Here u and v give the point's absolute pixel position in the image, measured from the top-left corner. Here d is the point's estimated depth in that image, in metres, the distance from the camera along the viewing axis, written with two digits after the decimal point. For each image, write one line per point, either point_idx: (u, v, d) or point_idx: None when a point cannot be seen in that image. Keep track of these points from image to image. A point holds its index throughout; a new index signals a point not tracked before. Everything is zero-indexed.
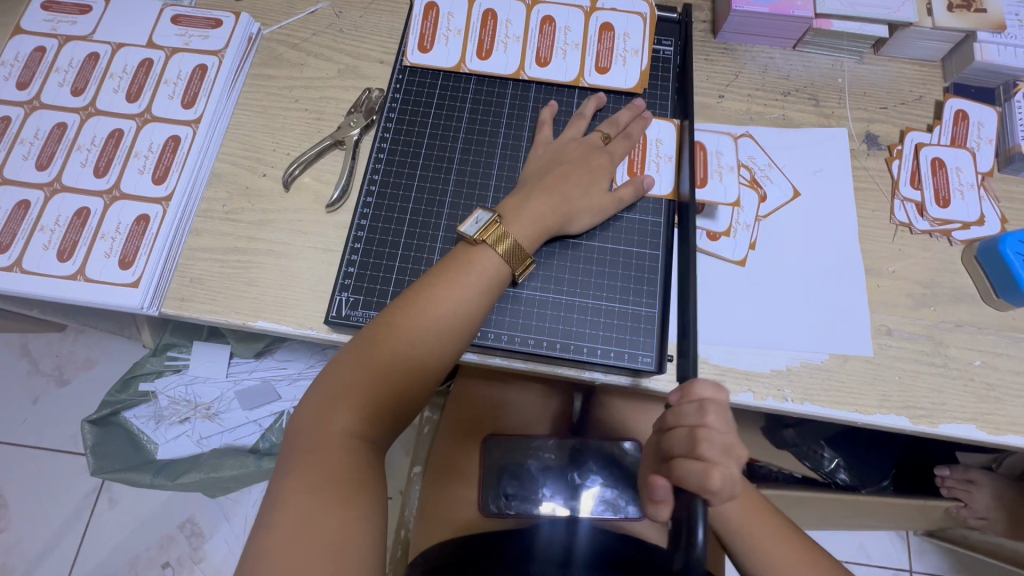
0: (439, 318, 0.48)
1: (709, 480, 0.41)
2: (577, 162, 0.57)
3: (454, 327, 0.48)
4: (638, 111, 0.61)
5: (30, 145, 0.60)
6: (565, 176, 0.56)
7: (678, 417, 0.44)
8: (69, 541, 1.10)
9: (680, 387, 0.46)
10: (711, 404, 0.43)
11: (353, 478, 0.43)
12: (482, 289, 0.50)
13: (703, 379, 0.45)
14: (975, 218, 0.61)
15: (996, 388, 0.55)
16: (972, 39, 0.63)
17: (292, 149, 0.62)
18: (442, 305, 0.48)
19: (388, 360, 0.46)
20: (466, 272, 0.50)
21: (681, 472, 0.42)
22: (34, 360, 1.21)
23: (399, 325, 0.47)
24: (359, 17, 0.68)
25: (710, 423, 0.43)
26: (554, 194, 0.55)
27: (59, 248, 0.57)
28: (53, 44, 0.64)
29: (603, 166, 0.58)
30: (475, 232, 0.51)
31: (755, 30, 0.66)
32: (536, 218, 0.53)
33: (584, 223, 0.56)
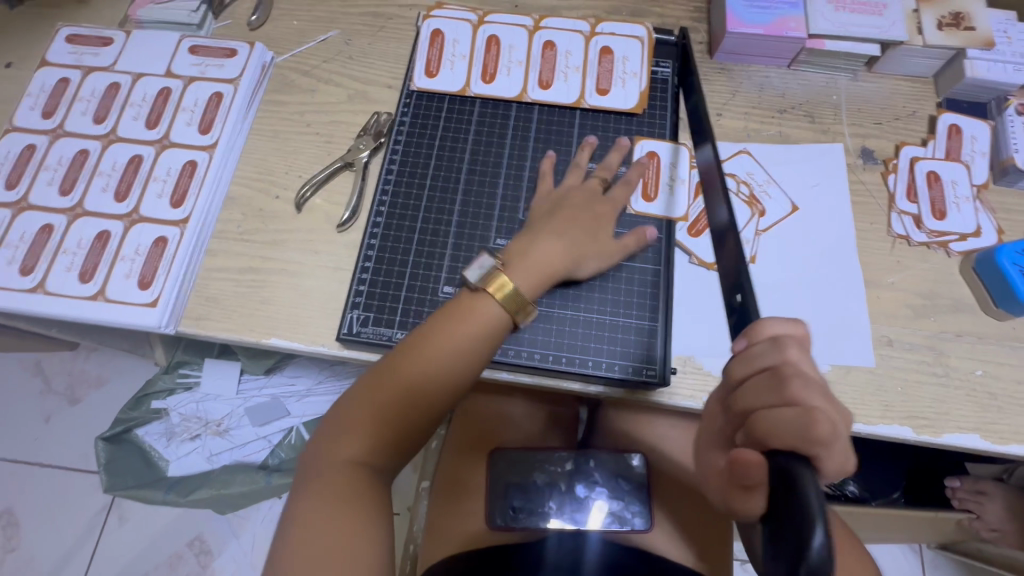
0: (456, 350, 0.49)
1: (815, 424, 0.34)
2: (580, 205, 0.58)
3: (468, 358, 0.49)
4: (626, 151, 0.63)
5: (54, 172, 0.63)
6: (573, 219, 0.57)
7: (749, 361, 0.39)
8: (80, 560, 1.11)
9: (745, 333, 0.40)
10: (790, 339, 0.38)
11: (367, 503, 0.45)
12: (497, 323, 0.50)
13: (774, 320, 0.40)
14: (972, 230, 0.62)
15: (998, 397, 0.56)
16: (962, 56, 0.65)
17: (304, 172, 0.65)
18: (460, 335, 0.49)
19: (407, 386, 0.48)
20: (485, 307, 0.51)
21: (771, 420, 0.35)
22: (48, 378, 1.23)
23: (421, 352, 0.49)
24: (368, 44, 0.71)
25: (793, 359, 0.37)
26: (562, 242, 0.55)
27: (80, 270, 0.59)
28: (77, 75, 0.67)
29: (606, 209, 0.59)
30: (479, 277, 0.51)
31: (750, 50, 0.68)
32: (540, 265, 0.53)
33: (591, 267, 0.56)
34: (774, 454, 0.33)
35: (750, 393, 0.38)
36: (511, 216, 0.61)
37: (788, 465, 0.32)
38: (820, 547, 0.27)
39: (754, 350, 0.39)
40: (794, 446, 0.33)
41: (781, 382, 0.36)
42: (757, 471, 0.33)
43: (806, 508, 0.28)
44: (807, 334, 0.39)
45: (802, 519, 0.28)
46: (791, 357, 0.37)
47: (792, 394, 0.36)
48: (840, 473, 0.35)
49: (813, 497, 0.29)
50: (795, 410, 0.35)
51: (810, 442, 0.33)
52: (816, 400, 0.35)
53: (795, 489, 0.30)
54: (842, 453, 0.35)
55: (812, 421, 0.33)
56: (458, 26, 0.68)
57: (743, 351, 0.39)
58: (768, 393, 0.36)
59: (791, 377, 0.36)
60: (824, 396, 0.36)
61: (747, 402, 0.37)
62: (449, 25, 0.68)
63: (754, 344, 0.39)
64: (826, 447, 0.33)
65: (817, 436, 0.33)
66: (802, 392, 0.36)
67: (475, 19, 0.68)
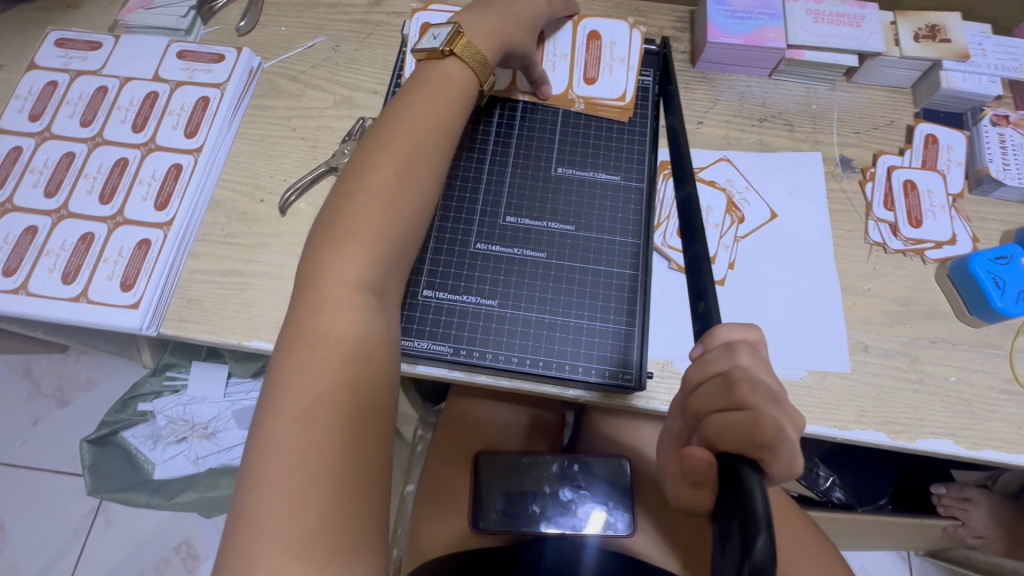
0: (331, 291, 0.45)
1: (761, 427, 0.33)
2: (433, 75, 0.56)
3: (353, 289, 0.46)
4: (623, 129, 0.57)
5: (39, 174, 0.63)
6: (442, 93, 0.55)
7: (704, 366, 0.38)
8: (64, 564, 1.10)
9: (702, 340, 0.40)
10: (743, 344, 0.37)
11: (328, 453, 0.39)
12: (379, 250, 0.48)
13: (731, 325, 0.39)
14: (948, 238, 0.63)
15: (972, 403, 0.56)
16: (938, 67, 0.66)
17: (289, 176, 0.65)
18: (332, 278, 0.46)
19: (307, 361, 0.43)
20: (350, 232, 0.47)
21: (719, 424, 0.34)
22: (37, 381, 1.23)
23: (299, 325, 0.45)
24: (355, 51, 0.72)
25: (744, 363, 0.37)
26: (400, 123, 0.52)
27: (63, 271, 0.59)
28: (65, 78, 0.68)
29: (457, 113, 0.55)
30: (441, 44, 0.56)
31: (731, 60, 0.69)
32: None
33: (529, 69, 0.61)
34: (720, 455, 0.33)
35: (702, 397, 0.37)
36: (492, 218, 0.62)
37: (736, 469, 0.32)
38: (763, 551, 0.27)
39: (707, 356, 0.38)
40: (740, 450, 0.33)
41: (730, 386, 0.36)
42: (703, 468, 0.33)
43: (751, 512, 0.29)
44: (761, 340, 0.39)
45: (747, 524, 0.29)
46: (742, 362, 0.36)
47: (741, 397, 0.35)
48: (787, 475, 0.35)
49: (759, 501, 0.30)
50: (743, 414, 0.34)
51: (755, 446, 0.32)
52: (766, 406, 0.35)
53: (742, 493, 0.30)
54: (791, 454, 0.34)
55: (758, 425, 0.33)
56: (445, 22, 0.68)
57: (697, 356, 0.39)
58: (719, 397, 0.36)
59: (740, 381, 0.36)
60: (773, 402, 0.35)
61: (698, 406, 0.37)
62: (437, 19, 0.68)
63: (707, 350, 0.39)
64: (771, 452, 0.33)
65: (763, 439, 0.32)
66: (751, 396, 0.35)
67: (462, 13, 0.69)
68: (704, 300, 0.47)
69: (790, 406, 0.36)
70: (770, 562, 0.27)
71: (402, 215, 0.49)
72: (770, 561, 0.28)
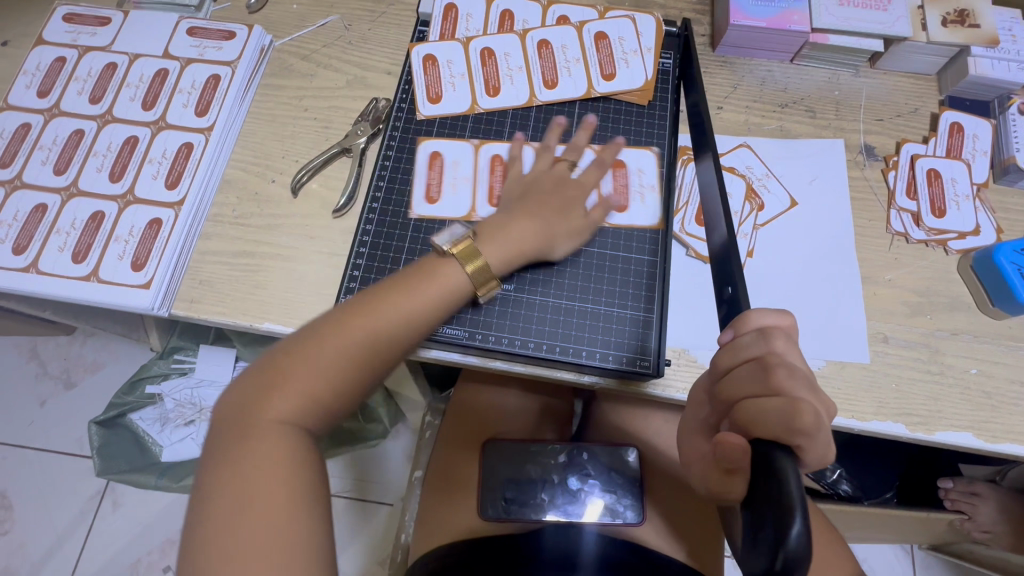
0: (255, 435, 0.40)
1: (798, 412, 0.33)
2: (421, 267, 0.49)
3: (285, 434, 0.41)
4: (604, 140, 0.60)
5: (48, 151, 0.63)
6: (421, 283, 0.48)
7: (735, 352, 0.39)
8: (72, 544, 1.11)
9: (732, 325, 0.40)
10: (774, 330, 0.38)
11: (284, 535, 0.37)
12: (319, 396, 0.43)
13: (762, 310, 0.40)
14: (971, 228, 0.61)
15: (993, 396, 0.55)
16: (966, 53, 0.65)
17: (301, 157, 0.64)
18: (257, 425, 0.41)
19: (282, 438, 0.40)
20: (285, 376, 0.42)
21: (754, 409, 0.34)
22: (43, 362, 1.23)
23: (217, 461, 0.40)
24: (368, 30, 0.70)
25: (778, 349, 0.37)
26: (360, 316, 0.45)
27: (74, 250, 0.59)
28: (74, 54, 0.67)
29: (429, 314, 0.48)
30: (447, 243, 0.51)
31: (753, 43, 0.68)
32: (513, 240, 0.53)
33: (563, 248, 0.56)
34: (755, 440, 0.33)
35: (736, 382, 0.37)
36: (509, 203, 0.61)
37: (768, 453, 0.31)
38: (799, 537, 0.27)
39: (741, 342, 0.39)
40: (777, 436, 0.33)
41: (767, 371, 0.36)
42: (739, 453, 0.33)
43: (785, 497, 0.28)
44: (793, 328, 0.39)
45: (782, 508, 0.28)
46: (779, 349, 0.37)
47: (775, 383, 0.36)
48: (821, 462, 0.35)
49: (792, 485, 0.29)
50: (779, 399, 0.34)
51: (794, 431, 0.32)
52: (802, 392, 0.35)
53: (775, 478, 0.30)
54: (827, 443, 0.34)
55: (796, 412, 0.33)
56: (458, 146, 0.63)
57: (730, 342, 0.39)
58: (752, 382, 0.36)
59: (777, 367, 0.36)
60: (809, 388, 0.36)
61: (733, 391, 0.37)
62: (439, 49, 0.67)
63: (741, 336, 0.39)
64: (809, 438, 0.33)
65: (800, 425, 0.33)
66: (787, 382, 0.35)
67: (466, 109, 0.65)
68: (731, 285, 0.47)
69: (823, 395, 0.36)
70: (806, 547, 0.27)
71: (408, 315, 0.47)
72: (806, 547, 0.27)
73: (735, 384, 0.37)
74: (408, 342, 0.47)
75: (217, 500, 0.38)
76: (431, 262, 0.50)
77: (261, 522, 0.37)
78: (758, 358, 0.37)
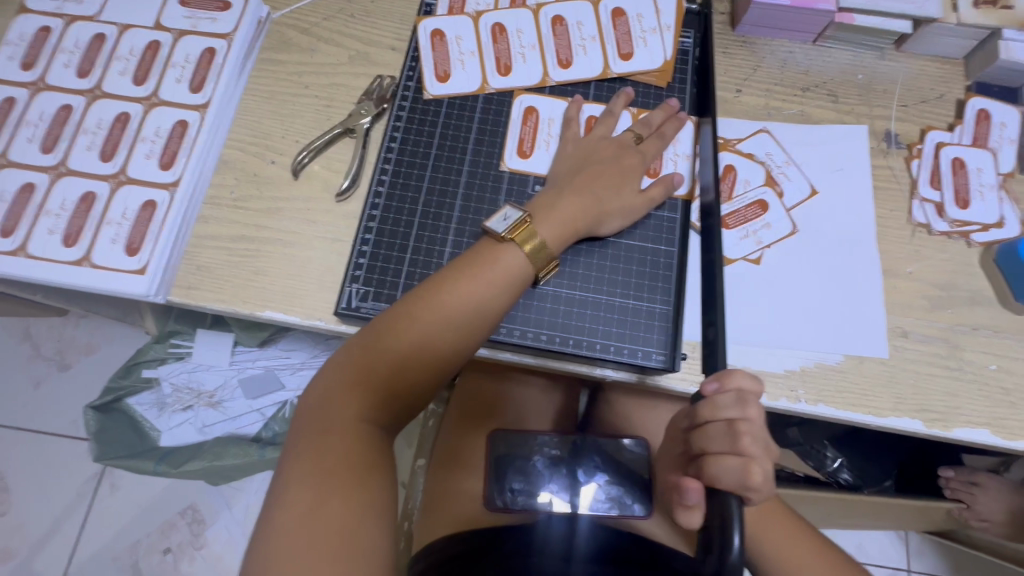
0: (332, 428, 0.43)
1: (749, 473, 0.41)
2: (482, 253, 0.49)
3: (360, 428, 0.44)
4: (672, 112, 0.60)
5: (35, 128, 0.59)
6: (485, 271, 0.48)
7: (711, 408, 0.43)
8: (71, 525, 1.10)
9: (714, 376, 0.44)
10: (750, 394, 0.43)
11: (356, 499, 0.40)
12: (394, 390, 0.45)
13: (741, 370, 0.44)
14: (995, 221, 0.60)
15: (1011, 392, 0.55)
16: (998, 36, 0.62)
17: (301, 137, 0.61)
18: (335, 420, 0.43)
19: (358, 412, 0.44)
20: (371, 357, 0.45)
21: (712, 467, 0.42)
22: (36, 344, 1.20)
23: (296, 452, 0.42)
24: (371, 2, 0.66)
25: (751, 415, 0.42)
26: (428, 307, 0.46)
27: (65, 233, 0.56)
28: (59, 23, 0.63)
29: (497, 303, 0.48)
30: (504, 228, 0.50)
31: (776, 23, 0.65)
32: (566, 219, 0.52)
33: (614, 225, 0.56)
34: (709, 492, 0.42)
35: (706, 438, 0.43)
36: (521, 189, 0.59)
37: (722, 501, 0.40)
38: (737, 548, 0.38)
39: (717, 399, 0.43)
40: (731, 489, 0.41)
41: (735, 435, 0.42)
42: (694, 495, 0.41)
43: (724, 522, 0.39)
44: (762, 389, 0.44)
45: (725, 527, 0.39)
46: (750, 415, 0.42)
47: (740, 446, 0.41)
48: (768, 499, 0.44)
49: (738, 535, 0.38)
50: (736, 459, 0.41)
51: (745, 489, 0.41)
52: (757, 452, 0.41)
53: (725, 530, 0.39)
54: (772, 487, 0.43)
55: (748, 471, 0.40)
56: (551, 104, 0.62)
57: (710, 396, 0.43)
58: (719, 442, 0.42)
59: (743, 433, 0.41)
60: (764, 446, 0.42)
61: (703, 444, 0.43)
62: (447, 24, 0.63)
63: (721, 393, 0.43)
64: (756, 493, 0.41)
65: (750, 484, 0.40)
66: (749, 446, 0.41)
67: (476, 89, 0.62)
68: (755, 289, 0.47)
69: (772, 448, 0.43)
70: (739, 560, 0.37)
71: (480, 306, 0.47)
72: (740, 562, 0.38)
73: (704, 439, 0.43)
74: (478, 335, 0.48)
75: (295, 492, 0.40)
76: (489, 247, 0.50)
77: (330, 517, 0.39)
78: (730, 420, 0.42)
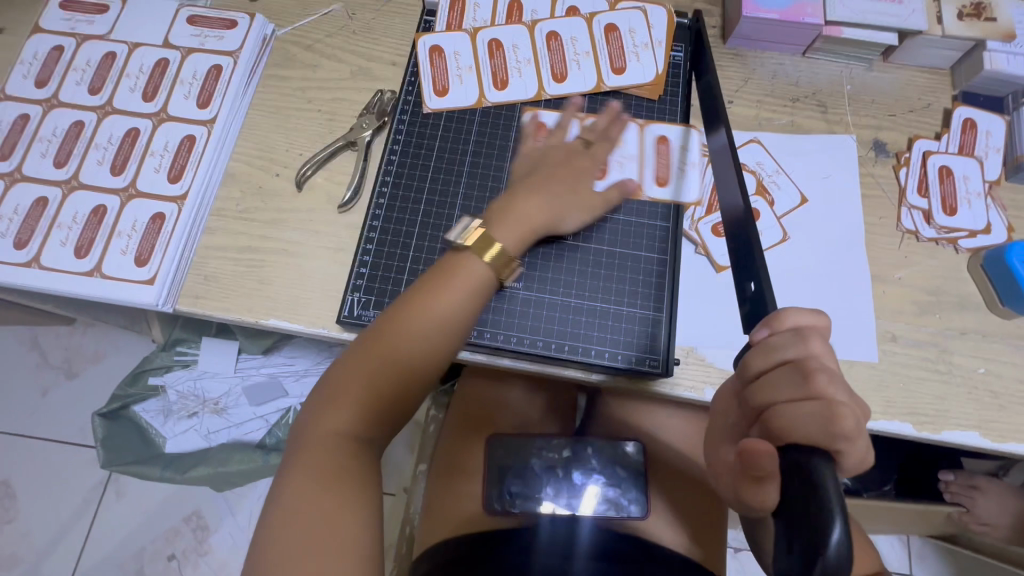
0: (316, 443, 0.44)
1: (837, 419, 0.35)
2: (450, 262, 0.49)
3: (343, 441, 0.45)
4: (614, 115, 0.59)
5: (48, 143, 0.61)
6: (457, 281, 0.48)
7: (770, 353, 0.39)
8: (77, 532, 1.12)
9: (767, 323, 0.40)
10: (811, 330, 0.38)
11: (343, 511, 0.42)
12: (375, 403, 0.46)
13: (798, 308, 0.40)
14: (982, 227, 0.61)
15: (1000, 395, 0.56)
16: (982, 48, 0.64)
17: (304, 150, 0.63)
18: (320, 435, 0.44)
19: (341, 426, 0.45)
20: (351, 373, 0.46)
21: (787, 418, 0.36)
22: (45, 352, 1.22)
23: (290, 468, 0.44)
24: (372, 20, 0.69)
25: (816, 350, 0.38)
26: (399, 323, 0.46)
27: (76, 245, 0.58)
28: (71, 42, 0.65)
29: (472, 311, 0.48)
30: (460, 237, 0.49)
31: (765, 36, 0.66)
32: (521, 219, 0.52)
33: (574, 220, 0.56)
34: (788, 448, 0.35)
35: (772, 386, 0.38)
36: None
37: (808, 462, 0.33)
38: (837, 543, 0.29)
39: (775, 340, 0.39)
40: (817, 444, 0.34)
41: (806, 374, 0.37)
42: (767, 461, 0.34)
43: (821, 501, 0.31)
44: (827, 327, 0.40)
45: (823, 515, 0.30)
46: (814, 353, 0.38)
47: (817, 388, 0.36)
48: (859, 467, 0.37)
49: (833, 495, 0.31)
50: (818, 404, 0.36)
51: (833, 438, 0.34)
52: (840, 396, 0.36)
53: (817, 496, 0.31)
54: (866, 447, 0.36)
55: (835, 416, 0.35)
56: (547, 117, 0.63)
57: (763, 341, 0.40)
58: (789, 389, 0.37)
59: (816, 371, 0.37)
60: (846, 393, 0.36)
61: (768, 395, 0.38)
62: (445, 40, 0.65)
63: (775, 334, 0.39)
64: (849, 442, 0.34)
65: (839, 431, 0.34)
66: (828, 386, 0.36)
67: (473, 102, 0.64)
68: (754, 281, 0.48)
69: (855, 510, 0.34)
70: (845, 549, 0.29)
71: (455, 313, 0.47)
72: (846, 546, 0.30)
73: (771, 388, 0.38)
74: (454, 341, 0.48)
75: (285, 507, 0.41)
76: (452, 258, 0.49)
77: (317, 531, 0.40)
78: (796, 361, 0.37)
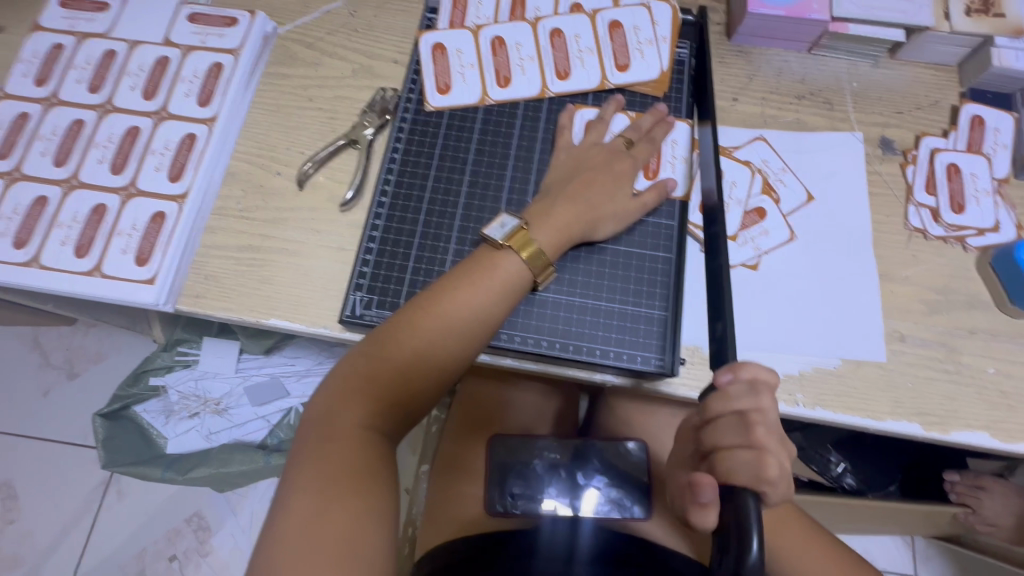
0: (335, 433, 0.44)
1: (765, 465, 0.40)
2: (480, 261, 0.50)
3: (361, 433, 0.44)
4: (660, 116, 0.61)
5: (48, 142, 0.61)
6: (484, 279, 0.49)
7: (725, 400, 0.43)
8: (78, 533, 1.11)
9: (729, 368, 0.44)
10: (763, 385, 0.42)
11: (358, 503, 0.41)
12: (396, 397, 0.46)
13: (756, 364, 0.44)
14: (991, 225, 0.60)
15: (1009, 395, 0.55)
16: (990, 44, 0.63)
17: (306, 148, 0.63)
18: (338, 426, 0.44)
19: (360, 418, 0.45)
20: (374, 365, 0.46)
21: (727, 463, 0.41)
22: (45, 353, 1.22)
23: (302, 457, 0.43)
24: (374, 17, 0.68)
25: (763, 404, 0.42)
26: (429, 314, 0.47)
27: (76, 244, 0.57)
28: (71, 41, 0.65)
29: (496, 310, 0.49)
30: (501, 236, 0.51)
31: (770, 33, 0.66)
32: (560, 225, 0.54)
33: (608, 230, 0.56)
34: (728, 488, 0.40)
35: (719, 431, 0.42)
36: (520, 198, 0.60)
37: (739, 499, 0.39)
38: (755, 553, 0.37)
39: (730, 390, 0.43)
40: (747, 485, 0.40)
41: (747, 426, 0.41)
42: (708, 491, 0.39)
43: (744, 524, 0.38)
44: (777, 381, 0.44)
45: (742, 529, 0.38)
46: (764, 406, 0.42)
47: (755, 436, 0.41)
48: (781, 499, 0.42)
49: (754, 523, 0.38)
50: (752, 452, 0.40)
51: (760, 482, 0.39)
52: (773, 445, 0.41)
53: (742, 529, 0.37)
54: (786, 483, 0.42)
55: (763, 464, 0.40)
56: (549, 115, 0.63)
57: (723, 386, 0.43)
58: (734, 435, 0.41)
59: (757, 423, 0.41)
60: (777, 439, 0.42)
61: (715, 439, 0.42)
62: (447, 37, 0.65)
63: (734, 383, 0.43)
64: (772, 486, 0.40)
65: (765, 477, 0.40)
66: (765, 437, 0.41)
67: (476, 100, 0.63)
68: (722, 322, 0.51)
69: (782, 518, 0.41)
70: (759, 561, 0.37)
71: (479, 312, 0.48)
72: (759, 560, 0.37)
73: (717, 431, 0.42)
74: (478, 341, 0.49)
75: (298, 497, 0.41)
76: (486, 255, 0.51)
77: (331, 523, 0.39)
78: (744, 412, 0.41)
